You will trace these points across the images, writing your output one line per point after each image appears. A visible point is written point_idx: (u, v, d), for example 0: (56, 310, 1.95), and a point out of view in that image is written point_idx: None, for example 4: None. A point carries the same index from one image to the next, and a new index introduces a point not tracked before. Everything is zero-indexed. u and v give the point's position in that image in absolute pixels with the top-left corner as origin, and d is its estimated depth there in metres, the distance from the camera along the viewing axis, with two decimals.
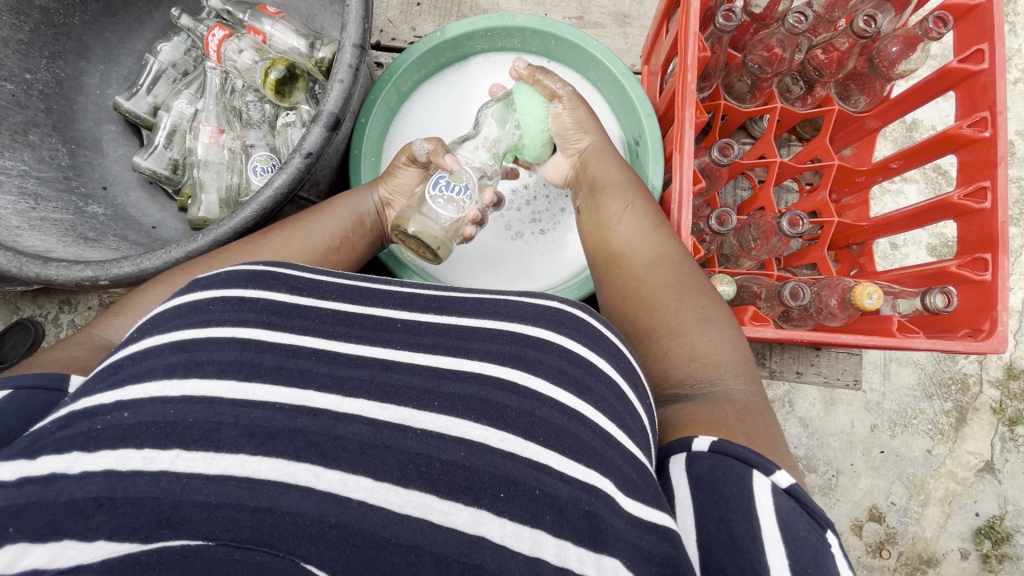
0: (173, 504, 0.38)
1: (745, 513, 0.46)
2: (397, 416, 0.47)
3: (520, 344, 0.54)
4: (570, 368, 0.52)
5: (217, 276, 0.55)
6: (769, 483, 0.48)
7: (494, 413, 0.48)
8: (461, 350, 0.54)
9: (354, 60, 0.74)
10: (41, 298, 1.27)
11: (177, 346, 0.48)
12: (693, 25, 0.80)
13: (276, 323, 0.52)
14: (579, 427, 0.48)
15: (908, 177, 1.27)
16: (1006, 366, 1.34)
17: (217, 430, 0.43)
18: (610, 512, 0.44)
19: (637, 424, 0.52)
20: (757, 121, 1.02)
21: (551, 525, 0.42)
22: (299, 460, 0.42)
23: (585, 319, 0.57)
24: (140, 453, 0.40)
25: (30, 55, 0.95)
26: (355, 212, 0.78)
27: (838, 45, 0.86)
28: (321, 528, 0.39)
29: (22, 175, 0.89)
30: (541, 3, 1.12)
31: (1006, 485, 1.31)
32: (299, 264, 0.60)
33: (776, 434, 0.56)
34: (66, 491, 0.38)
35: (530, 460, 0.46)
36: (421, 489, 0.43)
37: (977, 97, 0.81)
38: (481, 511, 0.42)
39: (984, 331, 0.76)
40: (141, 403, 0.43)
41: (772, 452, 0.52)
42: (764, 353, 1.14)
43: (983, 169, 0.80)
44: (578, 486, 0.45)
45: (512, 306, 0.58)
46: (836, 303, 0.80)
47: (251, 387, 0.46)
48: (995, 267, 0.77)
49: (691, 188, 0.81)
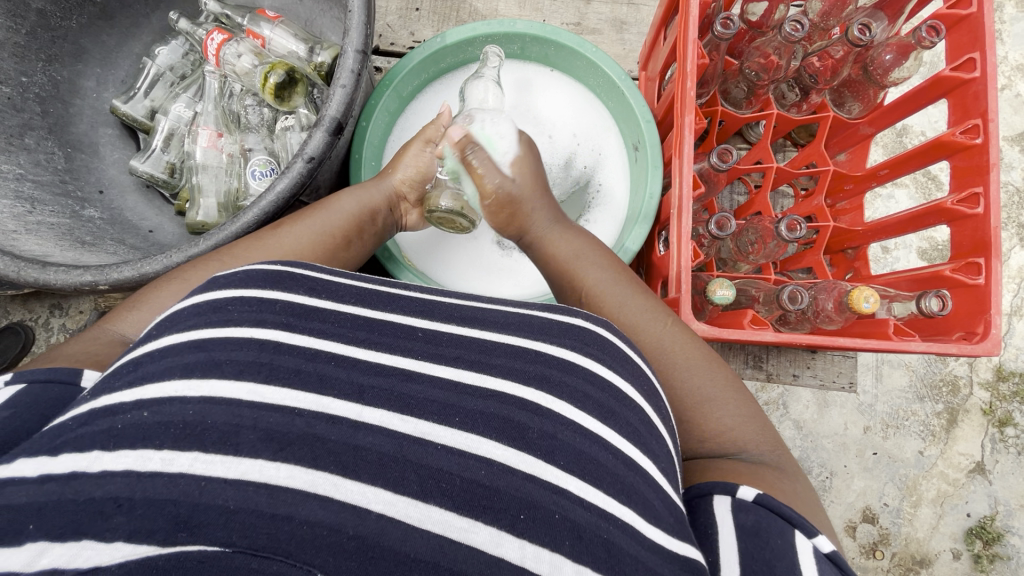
0: (191, 507, 0.37)
1: (790, 562, 0.47)
2: (418, 430, 0.47)
3: (545, 363, 0.54)
4: (594, 391, 0.53)
5: (236, 274, 0.55)
6: (812, 546, 0.49)
7: (516, 434, 0.48)
8: (483, 365, 0.54)
9: (357, 66, 0.74)
10: (31, 302, 1.26)
11: (195, 345, 0.48)
12: (693, 33, 0.81)
13: (295, 325, 0.53)
14: (600, 451, 0.49)
15: (899, 182, 1.29)
16: (996, 367, 1.36)
17: (237, 433, 0.43)
18: (630, 540, 0.45)
19: (661, 450, 0.53)
20: (754, 126, 1.03)
21: (570, 550, 0.42)
22: (318, 468, 0.42)
23: (611, 341, 0.58)
24: (159, 454, 0.40)
25: (26, 58, 0.95)
26: (366, 206, 0.78)
27: (834, 53, 0.87)
28: (340, 538, 0.39)
29: (18, 178, 0.88)
30: (539, 9, 1.13)
31: (997, 486, 1.33)
32: (315, 265, 0.60)
33: (812, 494, 0.58)
34: (86, 489, 0.37)
35: (550, 483, 0.46)
36: (440, 506, 0.43)
37: (969, 105, 0.82)
38: (499, 532, 0.42)
39: (978, 334, 0.77)
40: (161, 402, 0.43)
41: (811, 514, 0.54)
42: (761, 355, 1.15)
43: (975, 175, 0.81)
44: (597, 513, 0.45)
45: (535, 322, 0.59)
46: (833, 307, 0.81)
47: (267, 390, 0.46)
48: (989, 270, 0.78)
49: (690, 193, 0.82)
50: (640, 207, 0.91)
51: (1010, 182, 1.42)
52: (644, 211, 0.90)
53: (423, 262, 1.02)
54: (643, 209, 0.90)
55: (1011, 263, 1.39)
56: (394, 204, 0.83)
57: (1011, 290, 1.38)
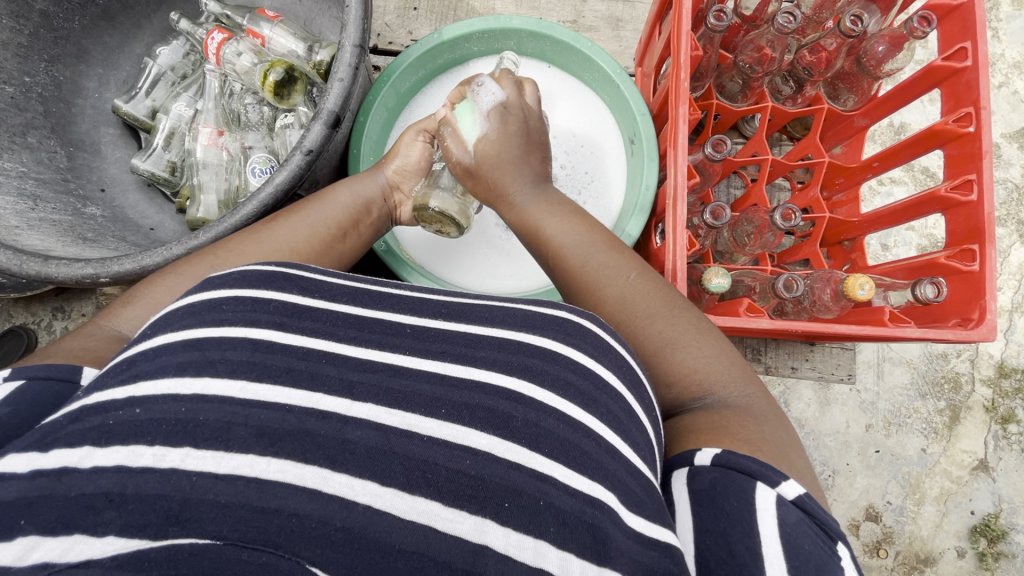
0: (181, 502, 0.38)
1: (745, 529, 0.48)
2: (404, 421, 0.48)
3: (527, 353, 0.55)
4: (576, 379, 0.53)
5: (230, 274, 0.55)
6: (775, 495, 0.49)
7: (500, 423, 0.49)
8: (468, 358, 0.54)
9: (354, 60, 0.75)
10: (34, 305, 1.27)
11: (190, 344, 0.48)
12: (686, 25, 0.82)
13: (288, 325, 0.53)
14: (584, 440, 0.49)
15: (897, 178, 1.29)
16: (998, 363, 1.36)
17: (227, 429, 0.43)
18: (615, 528, 0.45)
19: (641, 437, 0.52)
20: (749, 120, 1.04)
21: (554, 536, 0.43)
22: (307, 462, 0.43)
23: (592, 328, 0.58)
24: (151, 450, 0.41)
25: (30, 58, 0.96)
26: (360, 198, 0.78)
27: (826, 46, 0.88)
28: (327, 530, 0.39)
29: (21, 176, 0.89)
30: (536, 7, 1.14)
31: (1000, 484, 1.32)
32: (309, 264, 0.60)
33: (784, 436, 0.57)
34: (77, 485, 0.38)
35: (534, 470, 0.46)
36: (426, 495, 0.43)
37: (962, 94, 0.83)
38: (484, 520, 0.43)
39: (973, 320, 0.78)
40: (153, 400, 0.44)
41: (779, 458, 0.53)
42: (760, 349, 1.16)
43: (969, 162, 0.82)
44: (582, 499, 0.45)
45: (521, 315, 0.59)
46: (829, 296, 0.81)
47: (259, 387, 0.47)
48: (983, 257, 0.78)
49: (686, 184, 0.83)
50: (636, 199, 0.92)
51: (1008, 179, 1.42)
52: (640, 203, 0.91)
53: (427, 261, 1.03)
54: (639, 201, 0.91)
55: (1011, 260, 1.39)
56: (388, 196, 0.82)
57: (1011, 286, 1.38)
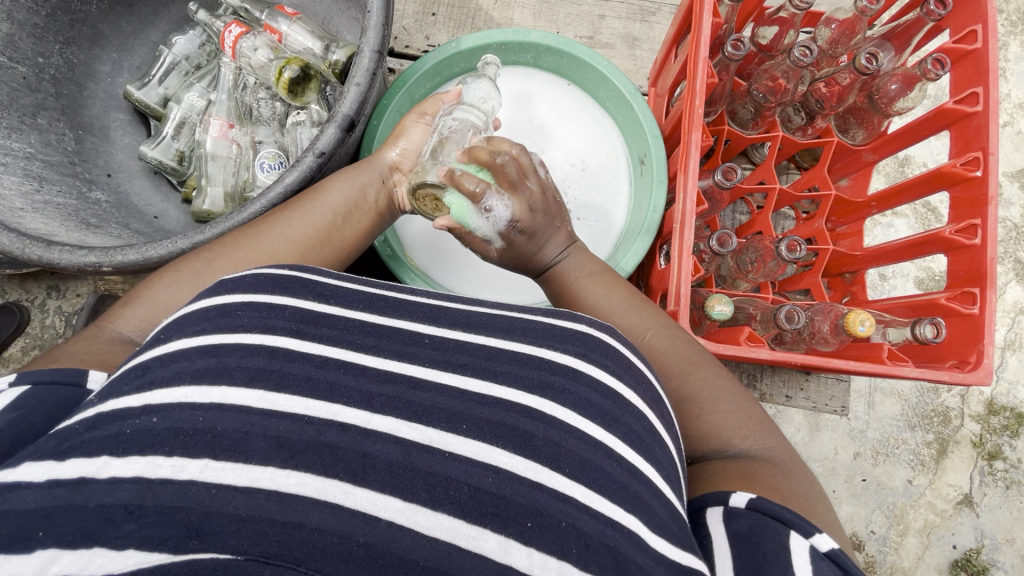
0: (201, 515, 0.38)
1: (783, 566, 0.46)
2: (425, 436, 0.47)
3: (549, 370, 0.55)
4: (597, 398, 0.53)
5: (243, 279, 0.55)
6: (808, 545, 0.48)
7: (521, 442, 0.49)
8: (488, 373, 0.54)
9: (373, 65, 0.75)
10: (28, 283, 1.26)
11: (207, 350, 0.48)
12: (704, 52, 0.83)
13: (305, 333, 0.53)
14: (606, 460, 0.49)
15: (899, 211, 1.31)
16: (988, 400, 1.36)
17: (246, 440, 0.43)
18: (637, 549, 0.44)
19: (664, 458, 0.53)
20: (758, 148, 1.05)
21: (577, 558, 0.42)
22: (327, 476, 0.42)
23: (613, 347, 0.58)
24: (169, 461, 0.40)
25: (45, 39, 0.96)
26: (357, 182, 0.77)
27: (840, 80, 0.89)
28: (350, 546, 0.38)
29: (28, 158, 0.89)
30: (554, 21, 1.14)
31: (984, 519, 1.33)
32: (323, 269, 0.60)
33: (811, 490, 0.57)
34: (96, 496, 0.38)
35: (556, 491, 0.46)
36: (449, 513, 0.43)
37: (971, 138, 0.84)
38: (507, 539, 0.42)
39: (970, 363, 0.78)
40: (170, 408, 0.44)
41: (809, 508, 0.53)
42: (756, 375, 1.16)
43: (974, 207, 0.82)
44: (603, 521, 0.45)
45: (539, 328, 0.59)
46: (828, 329, 0.82)
47: (277, 396, 0.47)
48: (983, 301, 0.79)
49: (694, 209, 0.83)
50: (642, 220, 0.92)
51: (1008, 218, 1.43)
52: (646, 225, 0.91)
53: (427, 264, 1.03)
54: (646, 222, 0.91)
55: (1006, 297, 1.41)
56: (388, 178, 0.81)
57: (1005, 324, 1.40)
